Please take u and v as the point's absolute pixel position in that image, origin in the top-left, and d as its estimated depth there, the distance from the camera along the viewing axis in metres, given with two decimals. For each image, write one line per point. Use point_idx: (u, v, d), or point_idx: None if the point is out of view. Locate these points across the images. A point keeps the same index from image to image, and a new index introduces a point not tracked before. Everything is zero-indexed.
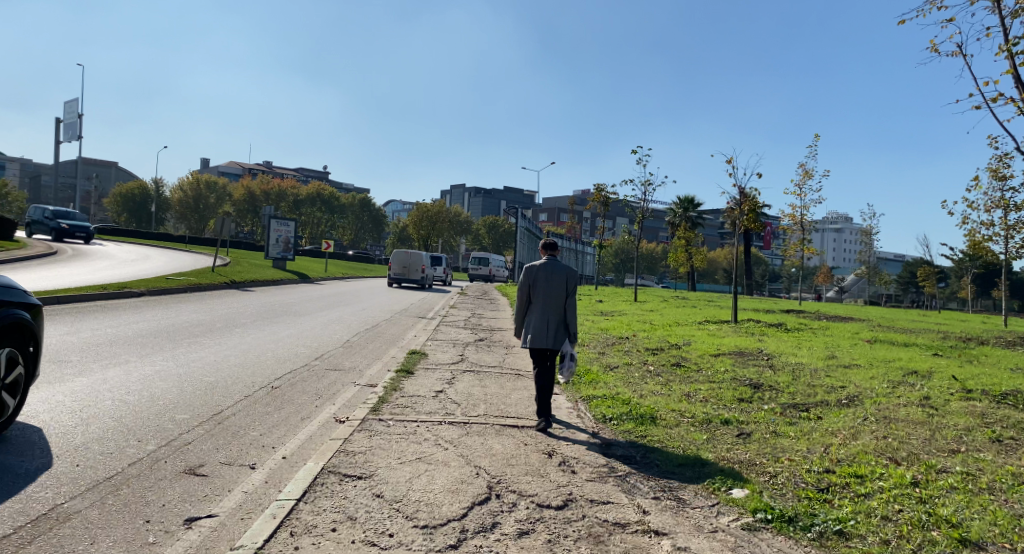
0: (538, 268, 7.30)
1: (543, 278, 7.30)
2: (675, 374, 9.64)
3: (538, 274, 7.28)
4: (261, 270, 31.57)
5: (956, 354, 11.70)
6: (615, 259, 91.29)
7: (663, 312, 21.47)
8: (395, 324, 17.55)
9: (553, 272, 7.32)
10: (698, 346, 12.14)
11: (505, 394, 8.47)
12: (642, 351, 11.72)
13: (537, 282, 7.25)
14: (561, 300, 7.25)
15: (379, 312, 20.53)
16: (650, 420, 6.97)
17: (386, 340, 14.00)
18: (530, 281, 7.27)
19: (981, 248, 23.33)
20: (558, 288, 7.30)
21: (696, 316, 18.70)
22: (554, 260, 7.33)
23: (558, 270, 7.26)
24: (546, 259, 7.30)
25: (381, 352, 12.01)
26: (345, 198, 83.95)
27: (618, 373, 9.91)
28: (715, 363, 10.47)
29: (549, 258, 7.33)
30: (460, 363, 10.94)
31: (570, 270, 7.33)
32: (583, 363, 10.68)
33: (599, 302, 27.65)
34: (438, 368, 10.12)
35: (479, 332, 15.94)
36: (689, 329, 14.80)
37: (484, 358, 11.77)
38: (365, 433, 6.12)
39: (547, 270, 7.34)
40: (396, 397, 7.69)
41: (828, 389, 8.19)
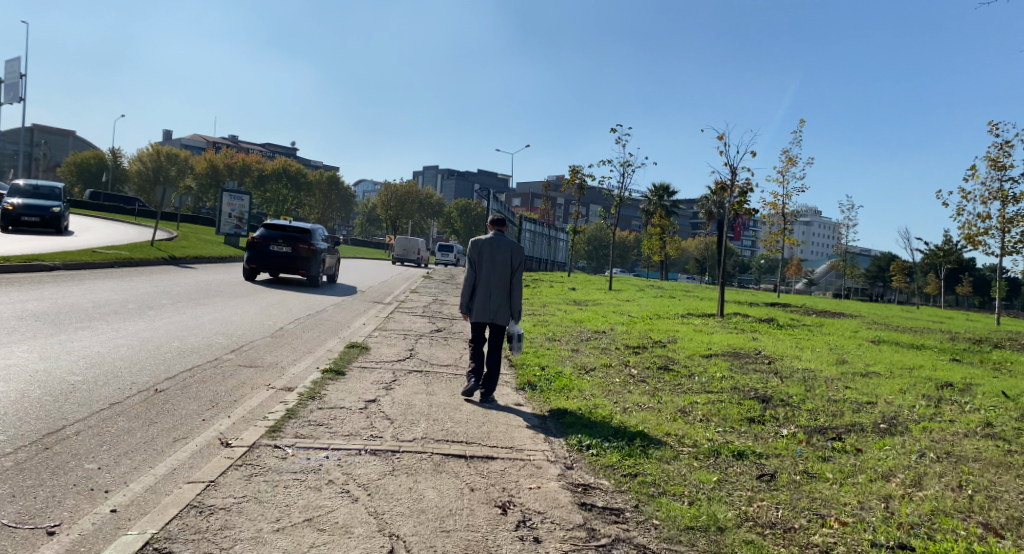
0: (484, 245, 7.81)
1: (488, 255, 7.84)
2: (666, 382, 8.01)
3: (483, 251, 7.81)
4: (209, 246, 29.31)
5: (977, 361, 10.28)
6: (588, 246, 89.76)
7: (640, 302, 19.89)
8: (344, 310, 15.69)
9: (498, 250, 7.87)
10: (686, 344, 10.56)
11: (456, 405, 6.77)
12: (621, 350, 10.10)
13: (483, 257, 7.77)
14: (506, 277, 7.79)
15: (330, 295, 18.63)
16: (641, 450, 5.31)
17: (328, 329, 12.21)
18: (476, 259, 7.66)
19: (973, 244, 22.25)
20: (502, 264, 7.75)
21: (678, 309, 17.13)
22: (499, 238, 7.86)
23: (502, 247, 7.81)
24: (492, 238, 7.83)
25: (316, 345, 10.21)
26: (312, 175, 81.14)
27: (596, 378, 8.27)
28: (709, 367, 8.88)
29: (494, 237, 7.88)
30: (406, 361, 9.18)
31: (514, 248, 7.87)
32: (552, 364, 9.04)
33: (571, 290, 25.98)
34: (378, 367, 8.38)
35: (437, 321, 14.20)
36: (673, 323, 13.24)
37: (437, 353, 10.06)
38: (248, 471, 4.35)
39: (492, 247, 7.88)
40: (310, 411, 5.93)
41: (855, 408, 6.63)
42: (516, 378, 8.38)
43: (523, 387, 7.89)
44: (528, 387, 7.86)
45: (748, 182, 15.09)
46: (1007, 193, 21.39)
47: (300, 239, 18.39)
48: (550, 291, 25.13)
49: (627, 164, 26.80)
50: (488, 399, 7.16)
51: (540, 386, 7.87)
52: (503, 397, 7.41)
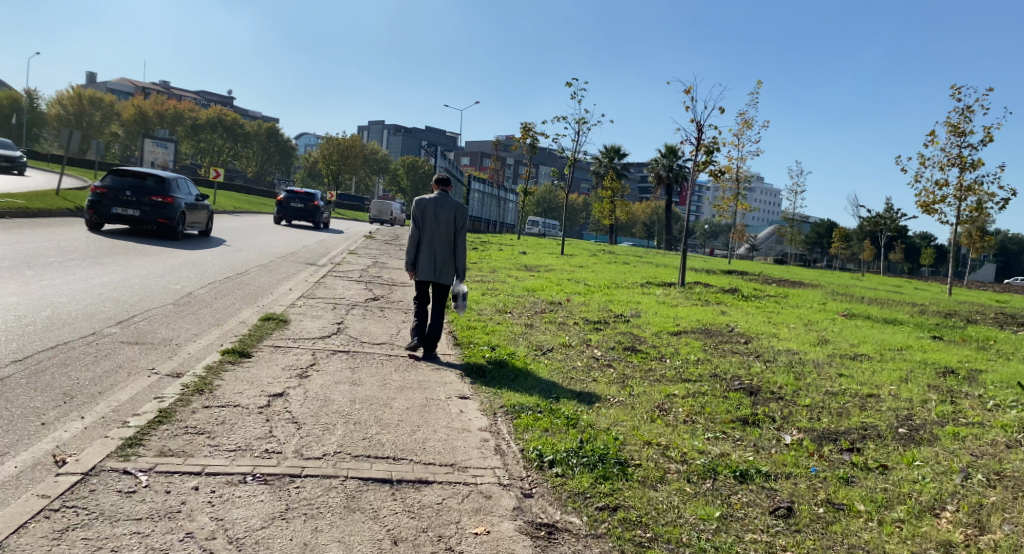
0: (428, 203, 7.34)
1: (433, 214, 7.37)
2: (636, 368, 6.89)
3: (428, 209, 7.34)
4: None
5: (960, 340, 9.49)
6: (537, 209, 88.61)
7: (594, 269, 18.82)
8: (270, 274, 14.15)
9: (442, 209, 7.41)
10: (651, 319, 9.51)
11: (387, 400, 5.51)
12: (580, 328, 8.97)
13: (428, 216, 7.31)
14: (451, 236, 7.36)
15: (257, 256, 17.00)
16: (618, 469, 4.16)
17: (246, 296, 10.75)
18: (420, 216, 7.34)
19: (927, 212, 21.63)
20: (446, 222, 7.42)
21: (633, 277, 16.10)
22: (444, 197, 7.43)
23: (446, 206, 7.38)
24: (437, 196, 7.38)
25: (227, 317, 8.78)
26: (250, 126, 77.37)
27: (556, 362, 7.08)
28: (681, 348, 7.81)
29: (439, 195, 7.42)
30: (332, 338, 7.84)
31: (459, 207, 7.45)
32: (503, 344, 7.88)
33: (521, 254, 24.76)
34: (295, 347, 7.06)
35: (374, 288, 12.84)
36: (633, 294, 12.18)
37: (371, 327, 8.74)
38: (66, 519, 3.01)
39: (437, 205, 7.42)
40: (192, 414, 4.60)
41: (860, 404, 5.62)
42: (462, 362, 7.13)
43: (469, 373, 6.66)
44: (476, 371, 6.64)
45: (714, 141, 14.01)
46: (966, 160, 20.85)
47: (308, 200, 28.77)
48: (498, 255, 23.90)
49: (581, 121, 25.56)
50: (426, 391, 5.90)
51: (489, 371, 6.65)
52: (446, 384, 6.18)
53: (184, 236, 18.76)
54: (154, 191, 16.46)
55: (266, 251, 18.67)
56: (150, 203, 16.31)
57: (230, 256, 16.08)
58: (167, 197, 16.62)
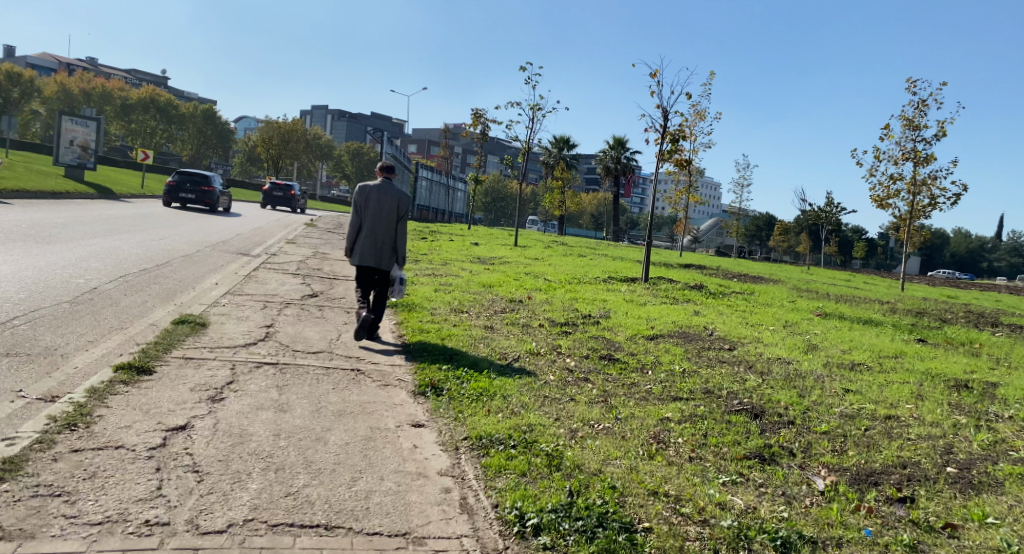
0: (371, 191, 7.30)
1: (375, 200, 7.34)
2: (616, 383, 5.94)
3: (370, 196, 7.31)
4: (43, 181, 24.86)
5: (948, 342, 8.86)
6: (485, 199, 87.34)
7: (549, 262, 17.93)
8: (195, 265, 12.79)
9: (386, 196, 7.37)
10: (622, 322, 8.62)
11: (320, 436, 4.40)
12: (546, 334, 7.99)
13: (370, 202, 7.28)
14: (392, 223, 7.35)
15: (183, 245, 15.55)
16: (624, 540, 3.18)
17: (162, 293, 9.46)
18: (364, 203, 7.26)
19: (883, 208, 21.17)
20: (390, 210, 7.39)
21: (593, 272, 15.23)
22: (388, 185, 7.39)
23: (390, 193, 7.34)
24: (380, 183, 7.35)
25: (133, 320, 7.53)
26: (184, 107, 73.91)
27: (525, 376, 6.09)
28: (663, 356, 6.91)
29: (383, 183, 7.38)
30: (257, 346, 6.66)
31: (402, 196, 7.42)
32: (462, 353, 6.86)
33: (471, 245, 23.71)
34: (211, 360, 5.89)
35: (312, 282, 11.65)
36: (596, 292, 11.29)
37: (306, 331, 7.60)
38: None
39: (379, 193, 7.38)
40: (49, 464, 3.43)
41: (885, 431, 4.77)
42: (413, 377, 6.06)
43: (423, 392, 5.60)
44: (431, 390, 5.59)
45: (681, 128, 13.19)
46: (920, 155, 20.13)
47: (282, 191, 34.38)
48: (448, 246, 22.83)
49: (534, 107, 24.60)
50: (371, 420, 4.82)
51: (448, 390, 5.60)
52: (394, 410, 5.10)
53: (130, 221, 18.82)
54: (203, 183, 26.21)
55: (193, 239, 17.19)
56: (199, 191, 26.12)
57: (150, 245, 14.57)
58: (208, 187, 26.22)
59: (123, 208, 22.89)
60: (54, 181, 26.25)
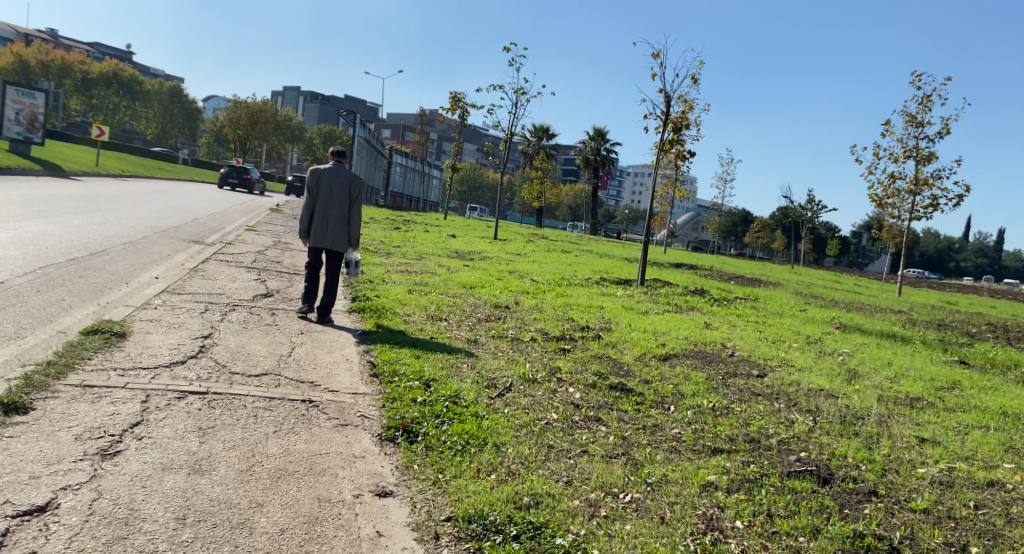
0: (323, 175, 7.93)
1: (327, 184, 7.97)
2: (635, 423, 4.71)
3: (322, 180, 7.93)
4: None
5: (995, 366, 7.66)
6: (461, 188, 85.78)
7: (533, 259, 16.66)
8: (136, 255, 11.39)
9: (337, 179, 8.00)
10: (624, 338, 7.37)
11: (246, 518, 3.16)
12: (540, 354, 6.73)
13: (321, 186, 7.91)
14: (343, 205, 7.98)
15: (129, 231, 14.13)
16: None
17: (86, 290, 8.11)
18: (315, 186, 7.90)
19: (881, 208, 20.12)
20: (341, 193, 8.00)
21: (582, 271, 14.05)
22: (338, 169, 8.01)
23: (340, 175, 7.97)
24: (331, 168, 8.01)
25: (36, 328, 6.21)
26: (150, 85, 71.42)
27: (521, 415, 4.85)
28: (682, 385, 5.68)
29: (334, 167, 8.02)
30: (184, 367, 5.37)
31: (352, 177, 8.05)
32: (436, 380, 5.59)
33: (448, 237, 22.42)
34: (114, 390, 4.59)
35: (269, 278, 10.33)
36: (591, 297, 10.08)
37: (252, 345, 6.34)
38: None
39: (331, 177, 8.01)
40: None
41: (1003, 510, 3.57)
42: (381, 418, 4.81)
43: (393, 441, 4.37)
44: (405, 439, 4.37)
45: (683, 116, 12.04)
46: (922, 152, 19.13)
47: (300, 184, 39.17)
48: (423, 237, 21.50)
49: (518, 91, 23.24)
50: (322, 488, 3.57)
51: (424, 439, 4.36)
52: (351, 470, 3.86)
53: (74, 203, 17.28)
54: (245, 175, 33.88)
55: (143, 225, 15.73)
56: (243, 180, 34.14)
57: (90, 231, 13.09)
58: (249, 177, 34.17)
59: (72, 187, 21.31)
60: (1, 158, 24.48)
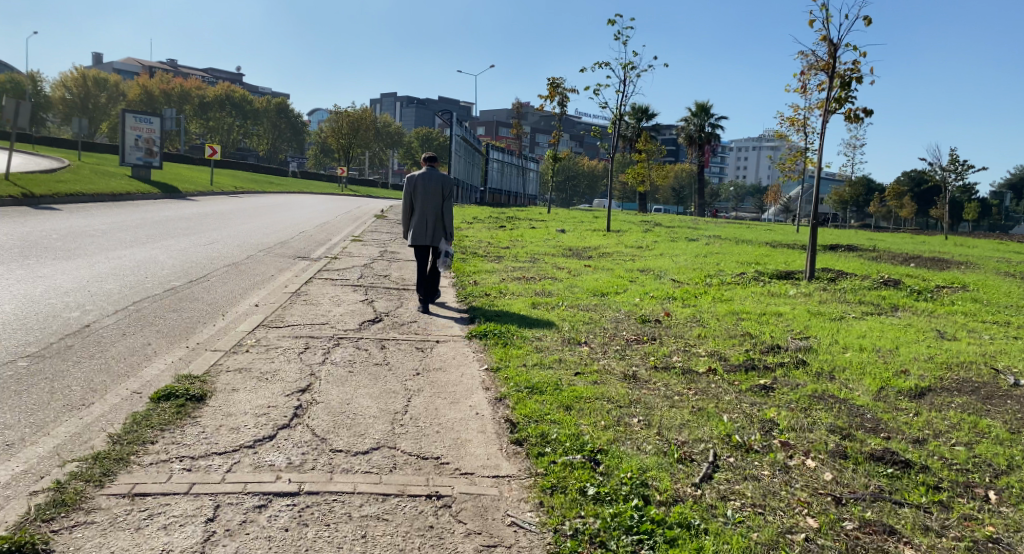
0: (417, 178, 8.50)
1: (422, 185, 8.54)
2: (951, 542, 2.96)
3: (417, 182, 8.51)
4: (104, 183, 23.56)
5: None
6: (561, 178, 84.11)
7: (663, 252, 14.77)
8: (238, 278, 10.42)
9: (431, 180, 8.57)
10: (836, 362, 5.48)
11: None
12: (732, 394, 4.98)
13: (417, 188, 8.47)
14: (438, 204, 8.52)
15: (232, 251, 13.35)
16: None
17: (177, 327, 7.01)
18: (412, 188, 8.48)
19: None
20: (435, 193, 8.55)
21: (727, 264, 12.07)
22: (431, 171, 8.58)
23: (434, 177, 8.54)
24: (424, 171, 8.61)
25: (109, 386, 5.01)
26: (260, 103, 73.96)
27: (755, 522, 3.20)
28: (982, 448, 3.81)
29: (426, 169, 8.61)
30: (272, 446, 3.99)
31: (444, 178, 8.57)
32: (610, 460, 3.99)
33: (560, 232, 20.75)
34: (171, 501, 3.19)
35: (377, 298, 9.08)
36: (760, 301, 8.17)
37: (361, 402, 4.96)
38: None
39: (425, 179, 8.57)
40: None
41: None
42: (544, 531, 3.30)
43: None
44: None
45: (855, 66, 9.80)
46: None
47: None
48: (532, 235, 19.99)
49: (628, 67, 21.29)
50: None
51: None
52: None
53: (183, 224, 16.87)
54: None
55: (249, 243, 14.97)
56: None
57: (191, 254, 12.34)
58: None
59: (182, 207, 21.22)
60: (120, 182, 24.93)
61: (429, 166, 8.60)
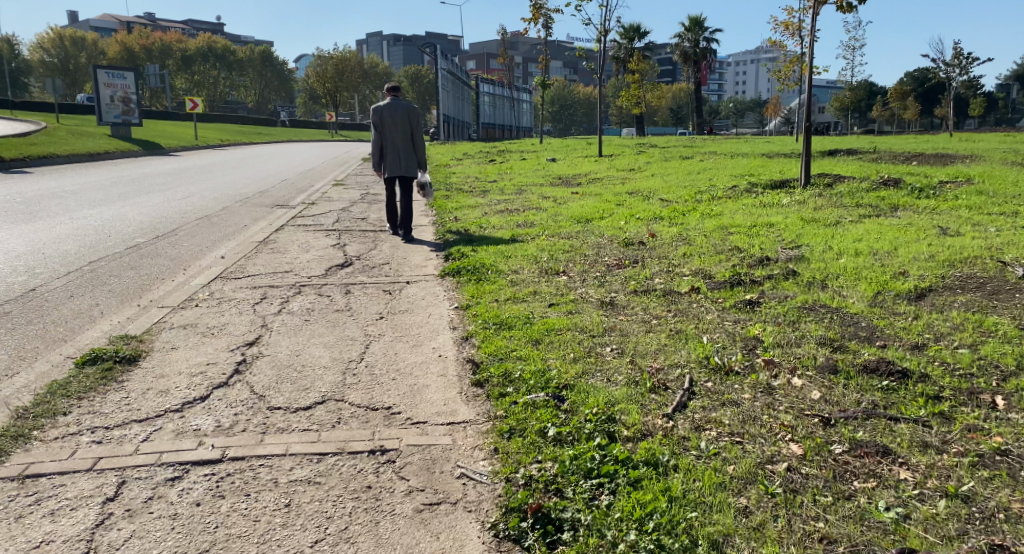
0: (384, 109, 7.88)
1: (389, 115, 7.93)
2: (955, 459, 2.57)
3: (384, 113, 7.90)
4: (81, 144, 22.90)
5: None
6: (555, 107, 82.23)
7: (654, 172, 14.19)
8: (208, 231, 9.96)
9: (397, 110, 7.97)
10: (829, 269, 5.03)
11: None
12: (716, 313, 4.55)
13: (384, 120, 7.88)
14: (408, 134, 7.95)
15: (206, 204, 12.85)
16: None
17: (130, 285, 6.60)
18: (380, 120, 7.86)
19: None
20: (404, 123, 7.98)
21: (719, 178, 11.51)
22: (396, 99, 7.98)
23: (400, 106, 7.96)
24: (389, 100, 7.97)
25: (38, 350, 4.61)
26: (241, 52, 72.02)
27: (732, 456, 2.81)
28: (989, 350, 3.41)
29: (391, 99, 7.98)
30: (202, 408, 3.60)
31: (410, 105, 8.01)
32: (576, 396, 3.59)
33: (550, 161, 20.10)
34: (68, 481, 2.81)
35: (350, 240, 8.62)
36: (751, 212, 7.68)
37: (312, 351, 4.57)
38: None
39: (391, 110, 7.96)
40: None
41: None
42: (496, 481, 2.90)
43: (521, 547, 2.44)
44: (542, 545, 2.41)
45: None
46: None
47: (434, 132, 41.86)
48: (521, 166, 19.37)
49: None
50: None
51: (576, 540, 2.42)
52: None
53: (159, 180, 16.33)
54: None
55: (227, 194, 14.44)
56: None
57: (162, 209, 11.86)
58: None
59: (162, 164, 20.63)
60: (98, 142, 24.26)
61: (394, 94, 7.99)
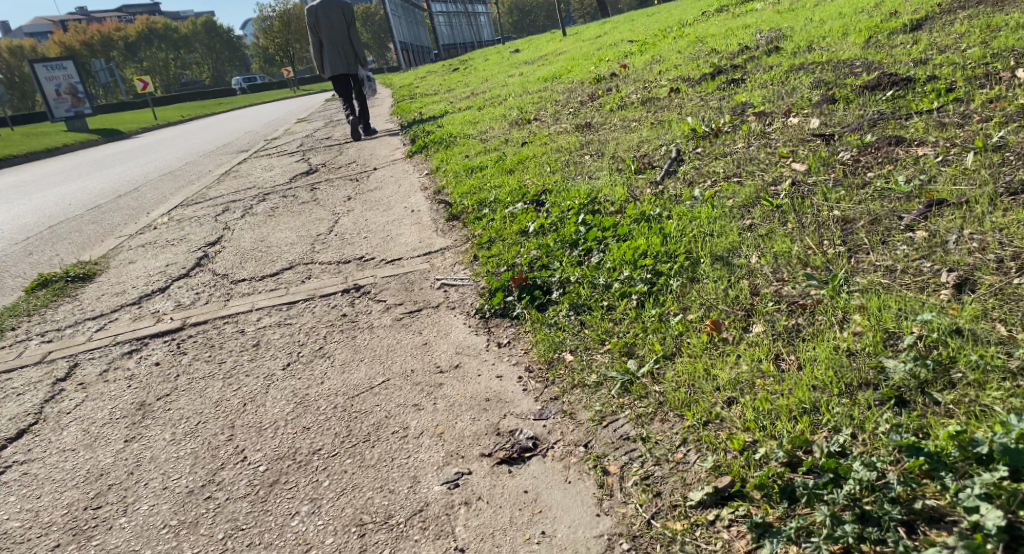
0: (318, 6, 7.25)
1: (324, 13, 7.32)
2: (979, 126, 2.27)
3: (318, 11, 7.28)
4: (39, 142, 22.19)
5: None
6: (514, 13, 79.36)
7: (622, 32, 13.47)
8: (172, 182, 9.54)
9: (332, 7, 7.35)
10: (814, 34, 4.59)
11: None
12: (699, 100, 4.16)
13: (320, 18, 7.26)
14: (346, 31, 7.39)
15: (170, 163, 12.36)
16: None
17: (91, 234, 6.26)
18: (314, 19, 7.25)
19: None
20: (340, 20, 7.38)
21: (688, 15, 10.85)
22: None
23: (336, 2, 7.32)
24: None
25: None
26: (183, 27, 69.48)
27: (729, 192, 2.50)
28: (1002, 40, 3.03)
29: None
30: (162, 296, 3.32)
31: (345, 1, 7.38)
32: (555, 197, 3.27)
33: (514, 53, 19.25)
34: (12, 375, 2.54)
35: (315, 154, 8.18)
36: (724, 24, 7.15)
37: (278, 235, 4.24)
38: None
39: (326, 7, 7.33)
40: None
41: None
42: (479, 281, 2.64)
43: (510, 318, 2.21)
44: (532, 310, 2.19)
45: None
46: None
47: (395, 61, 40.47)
48: (486, 64, 18.56)
49: None
50: (396, 494, 1.54)
51: (567, 297, 2.18)
52: (451, 402, 1.82)
53: (121, 155, 15.79)
54: None
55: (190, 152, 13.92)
56: None
57: (124, 175, 11.41)
58: None
59: (123, 144, 19.99)
60: (57, 138, 23.54)
61: None
